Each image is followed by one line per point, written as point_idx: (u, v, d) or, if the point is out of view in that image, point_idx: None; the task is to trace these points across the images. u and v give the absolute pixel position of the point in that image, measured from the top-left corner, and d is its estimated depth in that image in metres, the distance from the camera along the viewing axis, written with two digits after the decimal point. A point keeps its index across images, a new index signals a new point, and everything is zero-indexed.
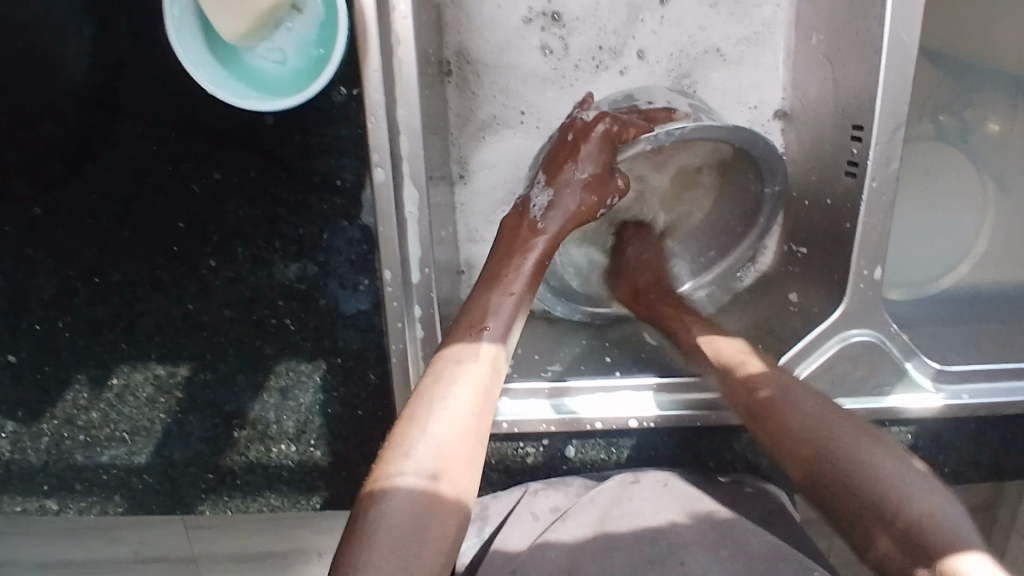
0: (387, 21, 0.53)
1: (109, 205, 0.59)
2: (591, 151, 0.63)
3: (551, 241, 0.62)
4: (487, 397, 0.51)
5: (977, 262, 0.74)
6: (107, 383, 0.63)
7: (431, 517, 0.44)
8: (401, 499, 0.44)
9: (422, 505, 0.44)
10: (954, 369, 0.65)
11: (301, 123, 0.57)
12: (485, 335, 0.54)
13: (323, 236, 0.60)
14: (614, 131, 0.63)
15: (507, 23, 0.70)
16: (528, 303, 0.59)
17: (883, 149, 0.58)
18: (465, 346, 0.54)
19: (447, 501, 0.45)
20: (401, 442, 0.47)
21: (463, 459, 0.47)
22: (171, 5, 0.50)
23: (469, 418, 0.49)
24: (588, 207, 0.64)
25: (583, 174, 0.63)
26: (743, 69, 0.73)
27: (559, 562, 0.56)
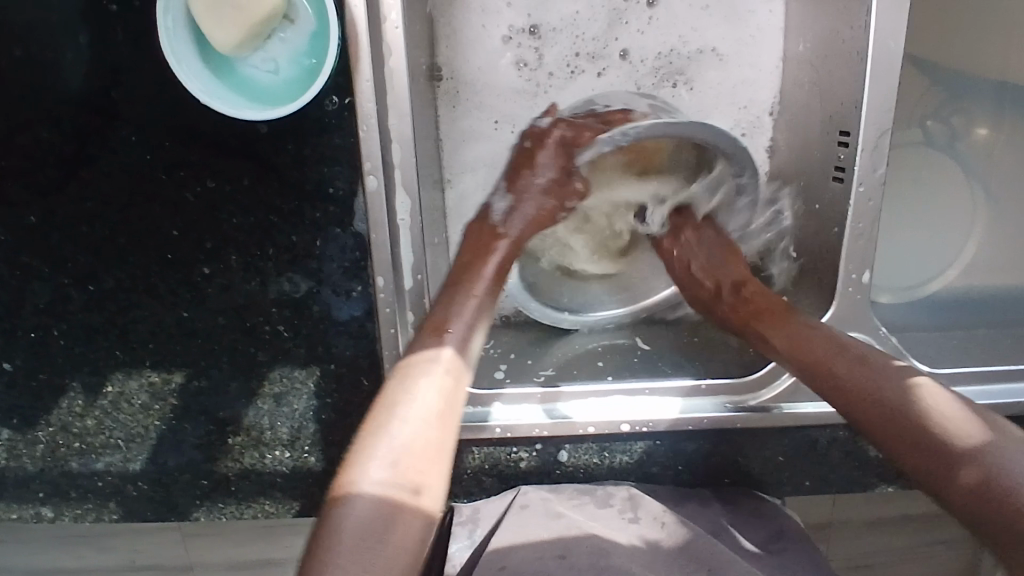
0: (379, 31, 0.54)
1: (104, 213, 0.59)
2: (549, 157, 0.65)
3: (513, 244, 0.63)
4: (451, 400, 0.51)
5: (965, 268, 0.75)
6: (102, 390, 0.64)
7: (395, 521, 0.44)
8: (362, 507, 0.44)
9: (385, 512, 0.44)
10: (943, 372, 0.66)
11: (292, 132, 0.57)
12: (447, 337, 0.54)
13: (316, 243, 0.60)
14: (569, 137, 0.65)
15: (484, 37, 0.70)
16: (490, 305, 0.59)
17: (870, 155, 0.59)
18: (424, 351, 0.53)
19: (412, 507, 0.45)
20: (363, 448, 0.47)
21: (425, 464, 0.47)
22: (165, 14, 0.51)
23: (434, 420, 0.49)
24: (547, 211, 0.65)
25: (542, 179, 0.65)
26: (726, 76, 0.73)
27: (549, 554, 0.57)
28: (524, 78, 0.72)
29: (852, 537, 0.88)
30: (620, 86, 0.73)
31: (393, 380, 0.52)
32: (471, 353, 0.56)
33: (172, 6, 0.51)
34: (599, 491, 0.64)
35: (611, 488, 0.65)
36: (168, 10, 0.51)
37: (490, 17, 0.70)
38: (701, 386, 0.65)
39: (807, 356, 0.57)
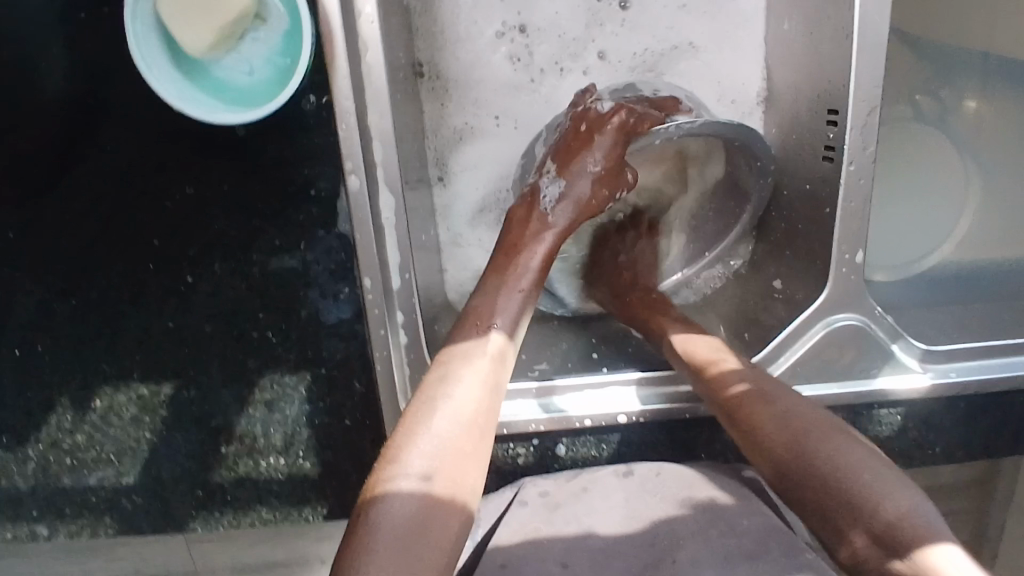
0: (354, 27, 0.52)
1: (83, 224, 0.58)
2: (604, 146, 0.63)
3: (558, 235, 0.61)
4: (494, 406, 0.50)
5: (960, 244, 0.74)
6: (90, 405, 0.62)
7: (437, 520, 0.43)
8: (407, 501, 0.43)
9: (429, 508, 0.43)
10: (939, 350, 0.65)
11: (272, 133, 0.56)
12: (493, 330, 0.54)
13: (301, 245, 0.59)
14: (630, 123, 0.63)
15: (473, 30, 0.69)
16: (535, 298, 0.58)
17: (858, 133, 0.58)
18: (469, 352, 0.53)
19: (454, 506, 0.45)
20: (407, 443, 0.46)
21: (467, 467, 0.46)
22: (132, 22, 0.49)
23: (474, 413, 0.49)
24: (597, 201, 0.63)
25: (595, 165, 0.63)
26: (698, 70, 0.72)
27: (551, 559, 0.56)
28: (513, 78, 0.71)
29: None
30: (603, 87, 0.72)
31: (436, 377, 0.51)
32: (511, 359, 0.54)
33: (139, 12, 0.49)
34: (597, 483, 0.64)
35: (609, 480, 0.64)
36: (137, 14, 0.49)
37: (478, 12, 0.69)
38: None
39: (715, 381, 0.57)
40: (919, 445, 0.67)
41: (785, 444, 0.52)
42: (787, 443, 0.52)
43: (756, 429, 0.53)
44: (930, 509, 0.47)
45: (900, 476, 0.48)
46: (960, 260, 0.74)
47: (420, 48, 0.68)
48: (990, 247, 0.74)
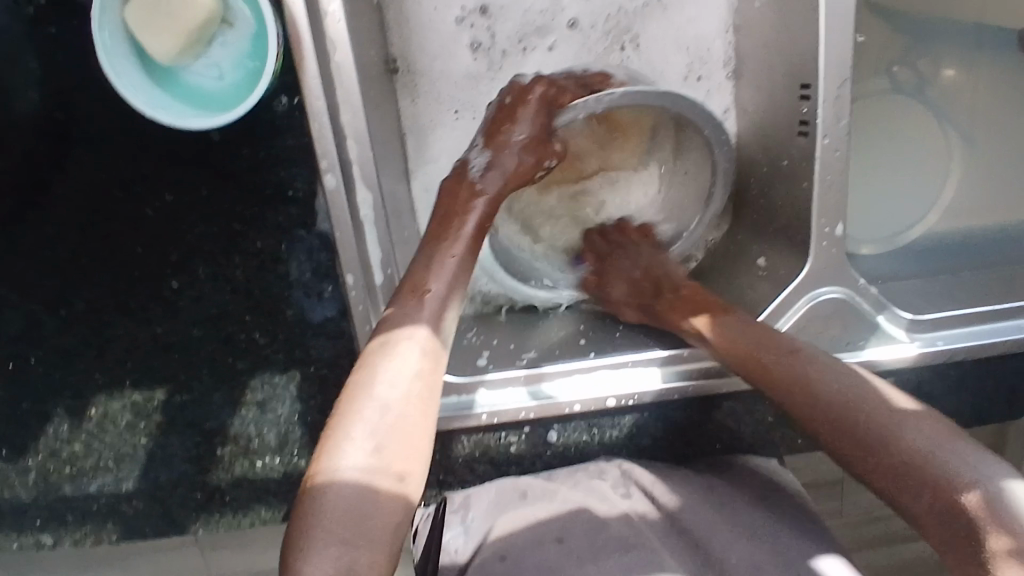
0: (320, 27, 0.53)
1: (67, 237, 0.59)
2: (529, 114, 0.64)
3: (491, 202, 0.61)
4: (428, 391, 0.50)
5: (946, 211, 0.74)
6: (85, 413, 0.64)
7: (372, 510, 0.43)
8: (341, 493, 0.43)
9: (362, 498, 0.43)
10: (925, 319, 0.65)
11: (246, 137, 0.57)
12: (426, 299, 0.54)
13: (282, 246, 0.60)
14: (549, 95, 0.65)
15: (435, 15, 0.69)
16: (470, 266, 0.58)
17: (830, 107, 0.58)
18: (395, 337, 0.51)
19: (390, 494, 0.44)
20: (338, 434, 0.46)
21: (400, 454, 0.46)
22: (100, 32, 0.49)
23: (412, 386, 0.49)
24: (524, 169, 0.63)
25: (520, 135, 0.63)
26: (665, 32, 0.73)
27: (548, 537, 0.57)
28: (479, 61, 0.71)
29: None
30: (575, 55, 0.73)
31: (365, 365, 0.50)
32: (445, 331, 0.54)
33: (107, 21, 0.50)
34: (590, 467, 0.64)
35: (602, 464, 0.65)
36: (104, 24, 0.50)
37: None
38: (682, 354, 0.65)
39: (738, 352, 0.59)
40: None
41: (842, 417, 0.52)
42: (845, 419, 0.51)
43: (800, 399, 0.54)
44: (960, 447, 0.47)
45: (938, 426, 0.49)
46: (946, 229, 0.73)
47: (393, 41, 0.69)
48: (975, 214, 0.74)
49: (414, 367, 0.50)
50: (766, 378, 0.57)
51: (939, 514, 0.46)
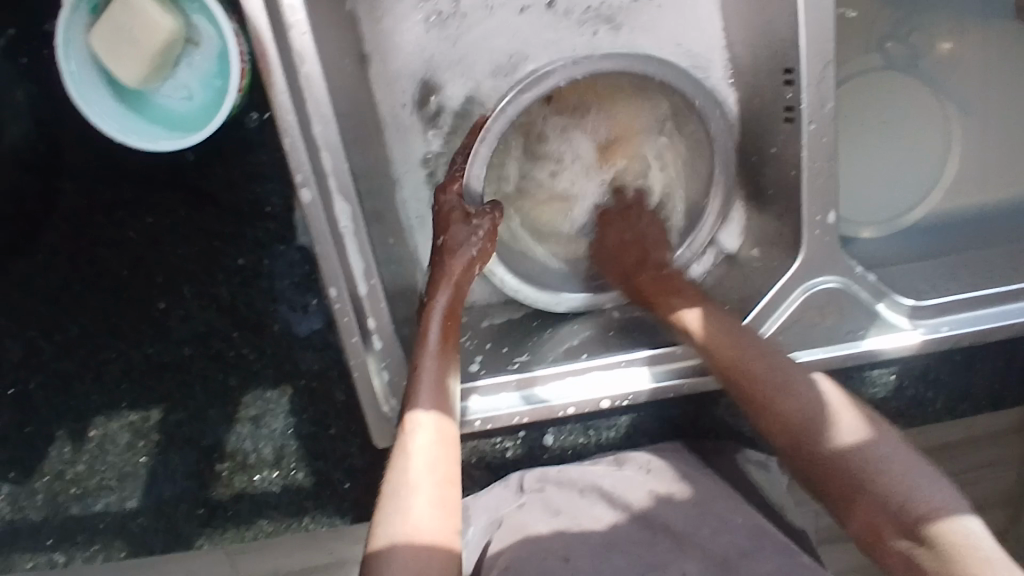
0: (285, 40, 0.52)
1: (56, 264, 0.61)
2: (445, 212, 0.64)
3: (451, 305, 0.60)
4: (453, 459, 0.54)
5: (949, 187, 0.72)
6: (86, 435, 0.64)
7: (426, 559, 0.49)
8: (395, 558, 0.49)
9: (414, 559, 0.48)
10: (928, 304, 0.63)
11: (219, 155, 0.59)
12: (416, 409, 0.54)
13: (264, 262, 0.61)
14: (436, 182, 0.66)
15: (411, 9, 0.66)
16: (452, 362, 0.57)
17: (815, 91, 0.56)
18: (407, 419, 0.55)
19: (437, 550, 0.49)
20: (384, 511, 0.51)
21: (440, 515, 0.51)
22: (66, 61, 0.50)
23: (437, 460, 0.53)
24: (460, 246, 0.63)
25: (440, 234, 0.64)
26: (657, 20, 0.70)
27: (555, 555, 0.56)
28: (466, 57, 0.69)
29: None
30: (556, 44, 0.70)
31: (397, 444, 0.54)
32: (451, 394, 0.57)
33: (72, 51, 0.50)
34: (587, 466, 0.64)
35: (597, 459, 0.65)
36: (69, 55, 0.50)
37: None
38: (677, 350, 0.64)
39: (714, 355, 0.60)
40: (918, 403, 0.65)
41: (798, 426, 0.56)
42: (780, 433, 0.57)
43: (771, 424, 0.58)
44: (939, 484, 0.52)
45: (931, 472, 0.52)
46: (948, 207, 0.72)
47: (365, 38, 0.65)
48: (979, 188, 0.72)
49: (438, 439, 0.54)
50: (733, 381, 0.59)
51: (899, 530, 0.50)
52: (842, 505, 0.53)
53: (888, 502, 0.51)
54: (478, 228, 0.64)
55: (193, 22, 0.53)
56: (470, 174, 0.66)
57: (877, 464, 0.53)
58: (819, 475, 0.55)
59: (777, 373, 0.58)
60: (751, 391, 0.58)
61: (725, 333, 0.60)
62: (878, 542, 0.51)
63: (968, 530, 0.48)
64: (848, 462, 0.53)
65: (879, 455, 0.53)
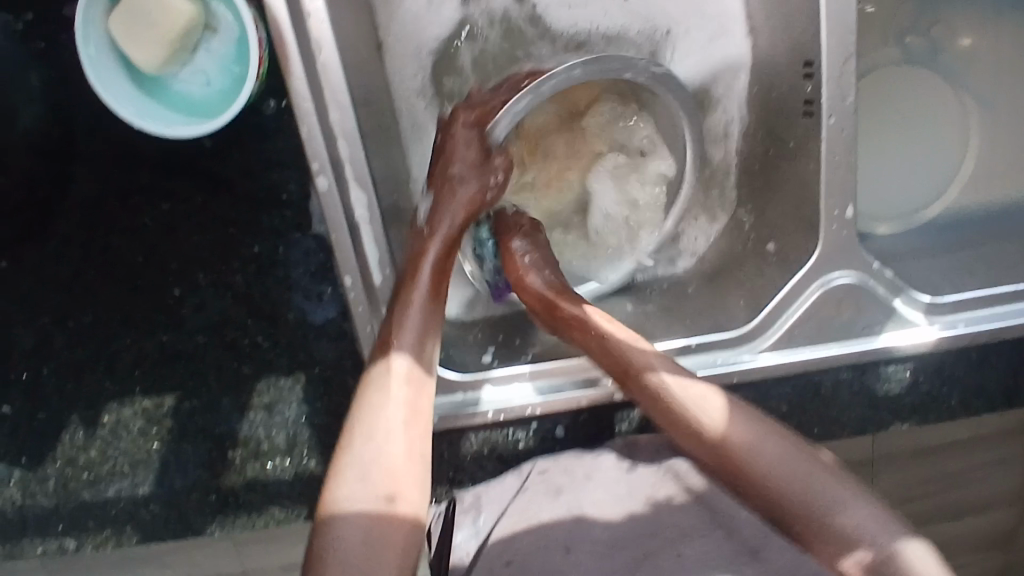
0: (304, 26, 0.52)
1: (73, 250, 0.61)
2: (461, 146, 0.62)
3: (448, 241, 0.59)
4: (422, 426, 0.53)
5: (968, 183, 0.71)
6: (99, 421, 0.64)
7: (385, 533, 0.48)
8: (351, 531, 0.47)
9: (374, 531, 0.47)
10: (946, 300, 0.63)
11: (236, 142, 0.59)
12: (398, 353, 0.53)
13: (279, 250, 0.60)
14: (476, 118, 0.63)
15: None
16: (433, 313, 0.56)
17: (835, 83, 0.56)
18: (382, 366, 0.53)
19: (397, 521, 0.48)
20: (342, 475, 0.50)
21: (403, 482, 0.50)
22: (84, 45, 0.49)
23: (406, 426, 0.52)
24: (474, 198, 0.61)
25: (459, 164, 0.61)
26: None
27: (555, 545, 0.59)
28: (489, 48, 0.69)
29: (896, 471, 0.86)
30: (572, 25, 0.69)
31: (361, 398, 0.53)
32: (432, 357, 0.56)
33: (90, 35, 0.50)
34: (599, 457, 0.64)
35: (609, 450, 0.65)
36: (87, 38, 0.50)
37: None
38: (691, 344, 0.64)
39: (613, 363, 0.59)
40: (934, 400, 0.65)
41: (732, 448, 0.55)
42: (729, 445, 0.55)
43: (705, 453, 0.56)
44: (866, 503, 0.53)
45: (862, 494, 0.53)
46: (965, 203, 0.71)
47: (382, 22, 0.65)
48: (1000, 185, 0.71)
49: (406, 397, 0.53)
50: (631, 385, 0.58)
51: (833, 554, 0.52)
52: (816, 546, 0.53)
53: (824, 520, 0.52)
54: (493, 184, 0.62)
55: (212, 8, 0.53)
56: (498, 120, 0.62)
57: (815, 485, 0.53)
58: (766, 507, 0.55)
59: (693, 404, 0.56)
60: (671, 416, 0.56)
61: (660, 374, 0.57)
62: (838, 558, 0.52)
63: (920, 555, 0.51)
64: (783, 485, 0.53)
65: (820, 487, 0.53)
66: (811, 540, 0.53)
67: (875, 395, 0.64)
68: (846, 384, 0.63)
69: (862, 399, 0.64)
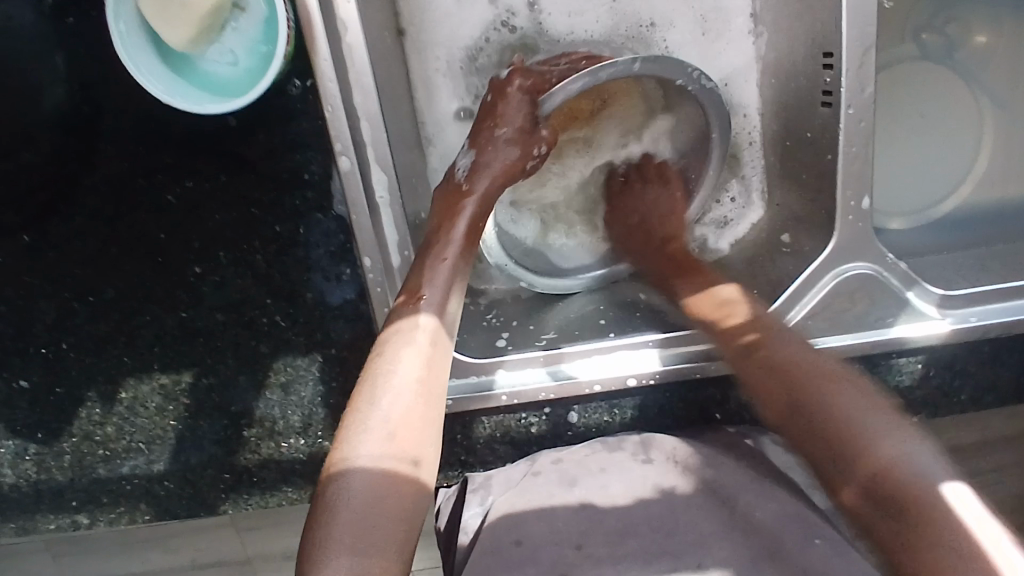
0: (330, 7, 0.53)
1: (96, 226, 0.62)
2: (511, 110, 0.61)
3: (481, 202, 0.60)
4: (435, 384, 0.51)
5: (978, 182, 0.72)
6: (117, 397, 0.65)
7: (387, 495, 0.46)
8: (360, 487, 0.46)
9: (383, 489, 0.46)
10: (959, 294, 0.63)
11: (261, 122, 0.59)
12: (422, 305, 0.53)
13: (300, 231, 0.61)
14: (530, 87, 0.62)
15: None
16: (464, 266, 0.57)
17: (854, 75, 0.57)
18: (408, 319, 0.53)
19: (404, 481, 0.47)
20: (356, 425, 0.48)
21: (409, 439, 0.48)
22: (116, 21, 0.51)
23: (417, 384, 0.50)
24: (513, 164, 0.61)
25: (507, 129, 0.61)
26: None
27: (567, 541, 0.57)
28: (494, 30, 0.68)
29: None
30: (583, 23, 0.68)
31: (379, 354, 0.52)
32: (452, 315, 0.55)
33: (122, 11, 0.51)
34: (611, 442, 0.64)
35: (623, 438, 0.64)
36: (119, 14, 0.51)
37: None
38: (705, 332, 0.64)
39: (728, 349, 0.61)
40: (944, 393, 0.65)
41: (821, 410, 0.56)
42: (776, 413, 0.59)
43: (774, 411, 0.59)
44: (921, 451, 0.53)
45: (913, 437, 0.54)
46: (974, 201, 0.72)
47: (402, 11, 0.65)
48: (1008, 184, 0.72)
49: (425, 353, 0.52)
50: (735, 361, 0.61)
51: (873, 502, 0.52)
52: (835, 471, 0.54)
53: (861, 454, 0.53)
54: (535, 156, 0.63)
55: None
56: (552, 95, 0.58)
57: (868, 433, 0.54)
58: (800, 436, 0.57)
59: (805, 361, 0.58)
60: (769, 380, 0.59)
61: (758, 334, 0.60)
62: (878, 484, 0.52)
63: (955, 497, 0.50)
64: (836, 424, 0.55)
65: (876, 436, 0.53)
66: (861, 454, 0.53)
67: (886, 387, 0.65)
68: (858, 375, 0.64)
69: None
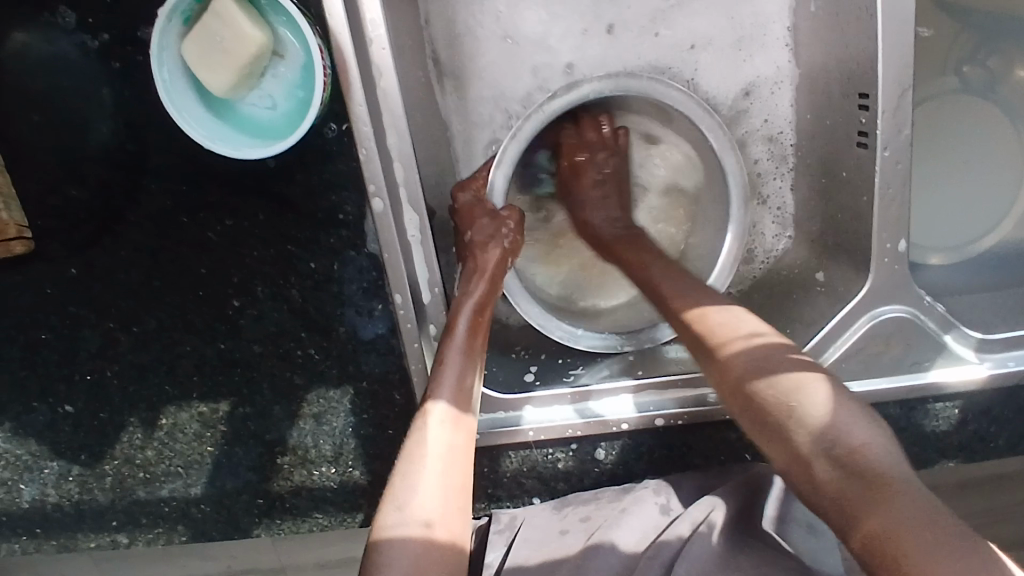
0: (367, 54, 0.54)
1: (141, 260, 0.64)
2: (471, 216, 0.64)
3: (479, 300, 0.59)
4: (468, 453, 0.51)
5: (1020, 219, 0.70)
6: (157, 423, 0.67)
7: (427, 561, 0.45)
8: (400, 554, 0.45)
9: (423, 558, 0.45)
10: (997, 338, 0.62)
11: (298, 163, 0.61)
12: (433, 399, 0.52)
13: (334, 267, 0.63)
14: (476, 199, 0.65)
15: (477, 39, 0.65)
16: (476, 358, 0.55)
17: (890, 117, 0.55)
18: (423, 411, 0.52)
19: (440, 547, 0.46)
20: (393, 499, 0.48)
21: (444, 507, 0.48)
22: (160, 70, 0.53)
23: (451, 454, 0.50)
24: (497, 256, 0.62)
25: (475, 233, 0.63)
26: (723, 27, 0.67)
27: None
28: (513, 71, 0.67)
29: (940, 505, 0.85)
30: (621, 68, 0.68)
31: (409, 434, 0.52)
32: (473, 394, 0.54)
33: (166, 59, 0.53)
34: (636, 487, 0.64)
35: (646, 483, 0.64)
36: (162, 63, 0.53)
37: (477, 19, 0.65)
38: None
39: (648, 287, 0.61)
40: (979, 438, 0.64)
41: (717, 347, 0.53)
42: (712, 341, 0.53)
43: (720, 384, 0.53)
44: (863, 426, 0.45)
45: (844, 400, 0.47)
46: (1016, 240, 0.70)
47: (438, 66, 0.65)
48: None
49: (450, 432, 0.51)
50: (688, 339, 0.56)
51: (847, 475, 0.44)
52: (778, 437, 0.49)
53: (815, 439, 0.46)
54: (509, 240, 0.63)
55: (280, 34, 0.55)
56: (493, 183, 0.65)
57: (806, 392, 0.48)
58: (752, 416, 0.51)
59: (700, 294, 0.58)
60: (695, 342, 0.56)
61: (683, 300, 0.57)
62: (821, 491, 0.45)
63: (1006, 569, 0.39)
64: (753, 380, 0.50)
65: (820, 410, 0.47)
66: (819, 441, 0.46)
67: (921, 431, 0.64)
68: (893, 420, 0.64)
69: (905, 434, 0.64)
